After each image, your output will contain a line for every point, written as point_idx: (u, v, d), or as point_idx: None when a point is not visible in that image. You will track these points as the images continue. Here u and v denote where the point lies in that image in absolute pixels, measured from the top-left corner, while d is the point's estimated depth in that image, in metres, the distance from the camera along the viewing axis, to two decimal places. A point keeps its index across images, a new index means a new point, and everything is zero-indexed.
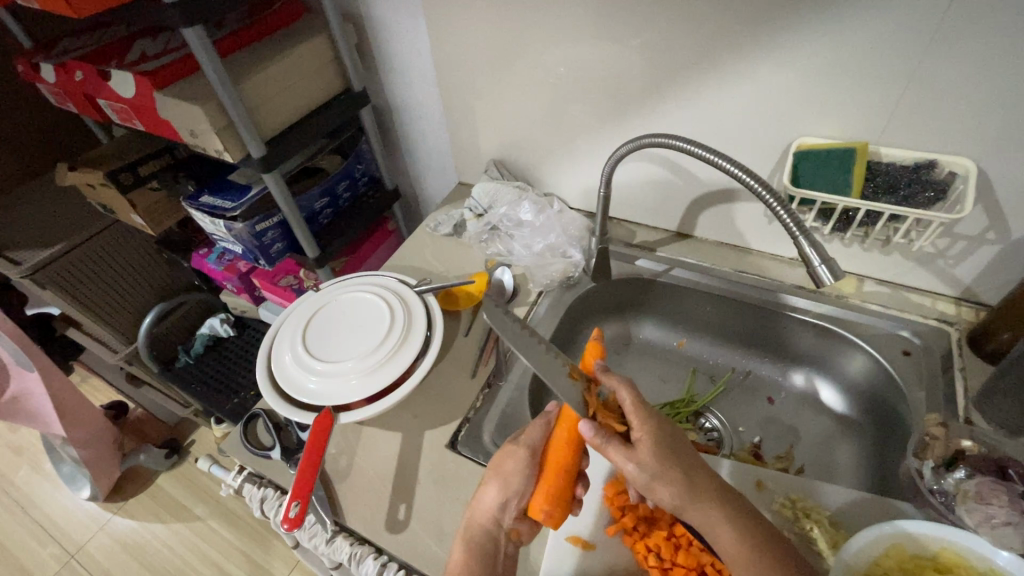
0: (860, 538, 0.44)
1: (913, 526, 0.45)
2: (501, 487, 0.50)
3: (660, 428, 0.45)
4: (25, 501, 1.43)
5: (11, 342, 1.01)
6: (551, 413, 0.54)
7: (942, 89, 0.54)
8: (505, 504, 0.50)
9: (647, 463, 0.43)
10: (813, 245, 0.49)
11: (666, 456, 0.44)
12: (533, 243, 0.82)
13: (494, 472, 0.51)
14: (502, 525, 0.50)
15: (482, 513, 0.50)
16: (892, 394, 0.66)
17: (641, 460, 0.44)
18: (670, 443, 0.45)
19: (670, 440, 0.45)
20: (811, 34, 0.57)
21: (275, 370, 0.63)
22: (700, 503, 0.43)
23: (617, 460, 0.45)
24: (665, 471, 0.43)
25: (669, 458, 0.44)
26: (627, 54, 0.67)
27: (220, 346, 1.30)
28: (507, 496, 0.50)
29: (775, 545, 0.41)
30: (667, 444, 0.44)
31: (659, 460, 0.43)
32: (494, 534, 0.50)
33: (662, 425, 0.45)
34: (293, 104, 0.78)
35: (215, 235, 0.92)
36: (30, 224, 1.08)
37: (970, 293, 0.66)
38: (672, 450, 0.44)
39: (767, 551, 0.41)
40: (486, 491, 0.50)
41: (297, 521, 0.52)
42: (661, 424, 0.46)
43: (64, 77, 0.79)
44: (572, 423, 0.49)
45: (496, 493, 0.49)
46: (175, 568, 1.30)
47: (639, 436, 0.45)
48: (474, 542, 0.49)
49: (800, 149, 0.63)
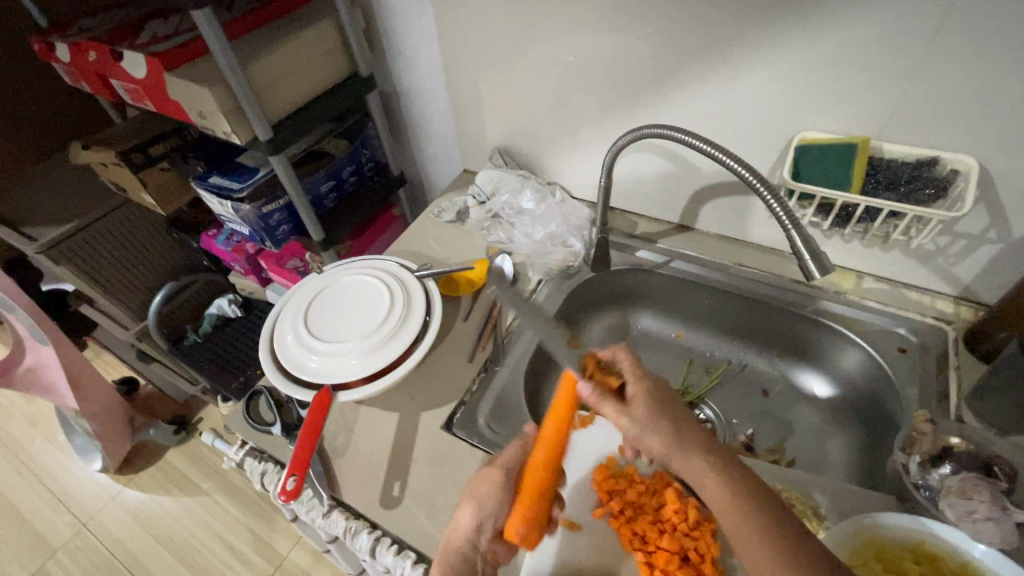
0: (840, 529, 0.45)
1: (894, 519, 0.45)
2: (476, 508, 0.50)
3: (654, 387, 0.48)
4: (40, 470, 1.48)
5: (27, 316, 1.04)
6: (529, 432, 0.54)
7: (948, 84, 0.54)
8: (480, 525, 0.49)
9: (639, 415, 0.46)
10: (805, 240, 0.49)
11: (656, 409, 0.46)
12: (533, 231, 0.83)
13: (469, 494, 0.51)
14: (479, 547, 0.49)
15: (458, 537, 0.48)
16: (885, 389, 0.66)
17: (633, 414, 0.46)
18: (661, 398, 0.47)
19: (663, 396, 0.47)
20: (817, 27, 0.56)
21: (278, 348, 0.65)
22: (687, 453, 0.43)
23: (612, 417, 0.48)
24: (655, 421, 0.45)
25: (659, 411, 0.46)
26: (631, 43, 0.67)
27: (228, 326, 1.33)
28: (483, 517, 0.49)
29: (765, 499, 0.39)
30: (659, 399, 0.47)
31: (649, 410, 0.46)
32: (471, 555, 0.49)
33: (656, 383, 0.48)
34: (300, 88, 0.79)
35: (223, 216, 0.93)
36: (45, 201, 1.10)
37: (969, 292, 0.66)
38: (663, 404, 0.46)
39: (755, 505, 0.39)
40: (462, 511, 0.50)
41: (295, 493, 0.55)
42: (657, 383, 0.49)
43: (78, 57, 0.81)
44: (568, 403, 0.52)
45: (472, 515, 0.49)
46: (182, 540, 1.34)
47: (634, 392, 0.48)
48: (453, 564, 0.47)
49: (802, 143, 0.63)
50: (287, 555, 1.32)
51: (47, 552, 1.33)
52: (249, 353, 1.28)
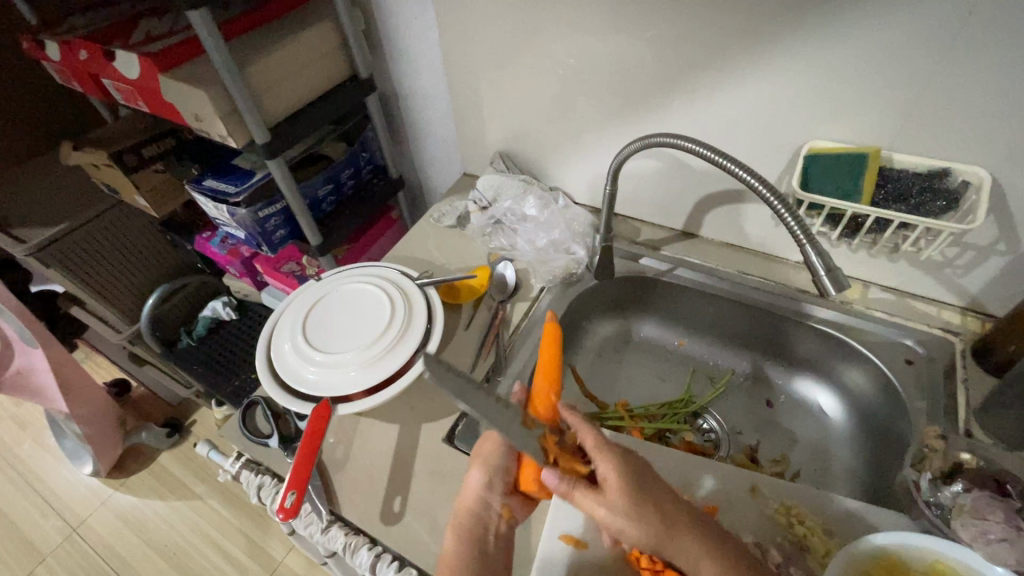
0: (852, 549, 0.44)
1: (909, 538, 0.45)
2: (483, 470, 0.53)
3: (624, 463, 0.46)
4: (29, 474, 1.45)
5: (16, 319, 1.02)
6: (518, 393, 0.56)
7: (961, 95, 0.53)
8: (491, 483, 0.53)
9: (618, 503, 0.44)
10: (819, 255, 0.48)
11: (634, 493, 0.44)
12: (536, 238, 0.82)
13: (476, 458, 0.55)
14: (491, 507, 0.52)
15: (468, 501, 0.52)
16: (891, 401, 0.65)
17: (611, 503, 0.44)
18: (637, 476, 0.45)
19: (637, 474, 0.46)
20: (828, 35, 0.55)
21: (275, 358, 0.63)
22: (677, 537, 0.43)
23: (586, 507, 0.45)
24: (638, 509, 0.44)
25: (639, 494, 0.44)
26: (636, 48, 0.66)
27: (222, 329, 1.31)
28: (492, 474, 0.53)
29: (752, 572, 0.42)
30: (634, 479, 0.45)
31: (628, 496, 0.44)
32: (483, 517, 0.52)
33: (626, 457, 0.47)
34: (298, 90, 0.78)
35: (218, 220, 0.91)
36: (34, 202, 1.07)
37: (977, 304, 0.65)
38: (641, 485, 0.45)
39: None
40: (470, 474, 0.53)
41: (293, 511, 0.53)
42: (627, 458, 0.47)
43: (68, 55, 0.78)
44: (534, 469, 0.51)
45: (479, 476, 0.52)
46: (174, 545, 1.32)
47: (606, 474, 0.45)
48: (463, 529, 0.50)
49: (811, 152, 0.62)
50: (282, 561, 1.30)
51: (37, 558, 1.31)
52: (243, 354, 1.26)
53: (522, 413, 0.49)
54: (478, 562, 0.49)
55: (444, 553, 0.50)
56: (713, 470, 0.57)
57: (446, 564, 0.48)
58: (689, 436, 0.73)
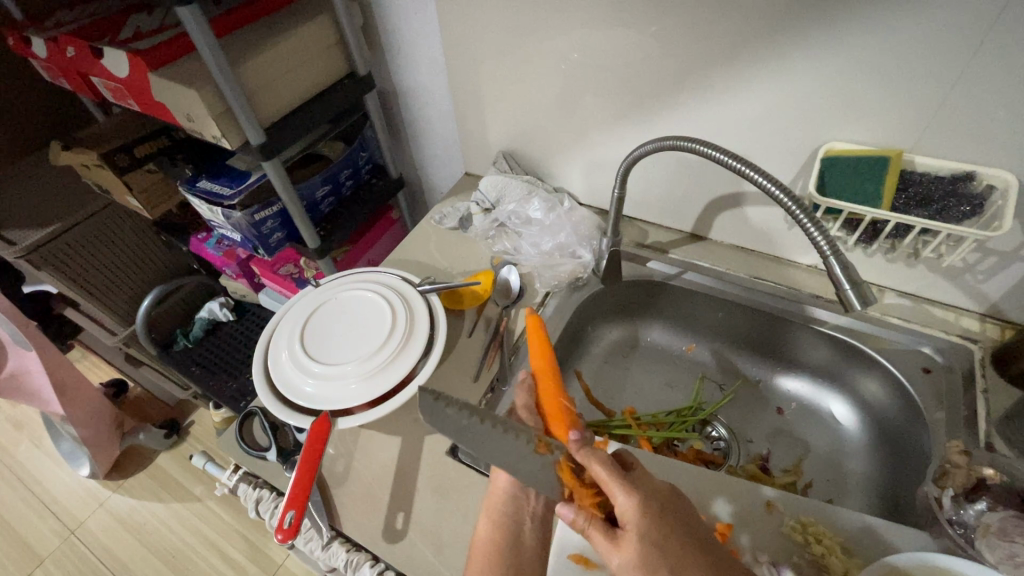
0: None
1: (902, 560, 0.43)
2: None
3: (645, 512, 0.41)
4: (26, 476, 1.43)
5: (8, 322, 1.00)
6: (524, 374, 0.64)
7: (989, 95, 0.50)
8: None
9: (631, 557, 0.40)
10: (844, 267, 0.46)
11: (653, 551, 0.40)
12: (541, 241, 0.79)
13: None
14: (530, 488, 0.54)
15: (502, 483, 0.54)
16: (910, 412, 0.63)
17: (624, 556, 0.41)
18: (657, 531, 0.41)
19: (661, 529, 0.41)
20: (850, 31, 0.52)
21: (272, 368, 0.61)
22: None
23: (602, 549, 0.43)
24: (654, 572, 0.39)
25: (656, 552, 0.40)
26: (646, 44, 0.63)
27: (219, 330, 1.28)
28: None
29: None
30: (656, 536, 0.40)
31: (644, 553, 0.40)
32: (519, 499, 0.54)
33: (651, 507, 0.42)
34: (295, 88, 0.75)
35: (212, 221, 0.89)
36: (25, 202, 1.05)
37: (997, 310, 0.63)
38: (662, 542, 0.40)
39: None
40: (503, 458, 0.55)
41: (292, 531, 0.50)
42: (653, 508, 0.42)
43: (55, 52, 0.75)
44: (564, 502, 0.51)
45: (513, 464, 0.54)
46: (174, 548, 1.31)
47: (624, 522, 0.42)
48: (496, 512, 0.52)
49: (828, 155, 0.60)
50: (282, 563, 1.29)
51: (34, 561, 1.29)
52: (240, 359, 1.23)
53: (533, 439, 0.50)
54: (512, 547, 0.50)
55: (478, 534, 0.52)
56: (725, 484, 0.55)
57: (481, 547, 0.50)
58: (698, 445, 0.71)
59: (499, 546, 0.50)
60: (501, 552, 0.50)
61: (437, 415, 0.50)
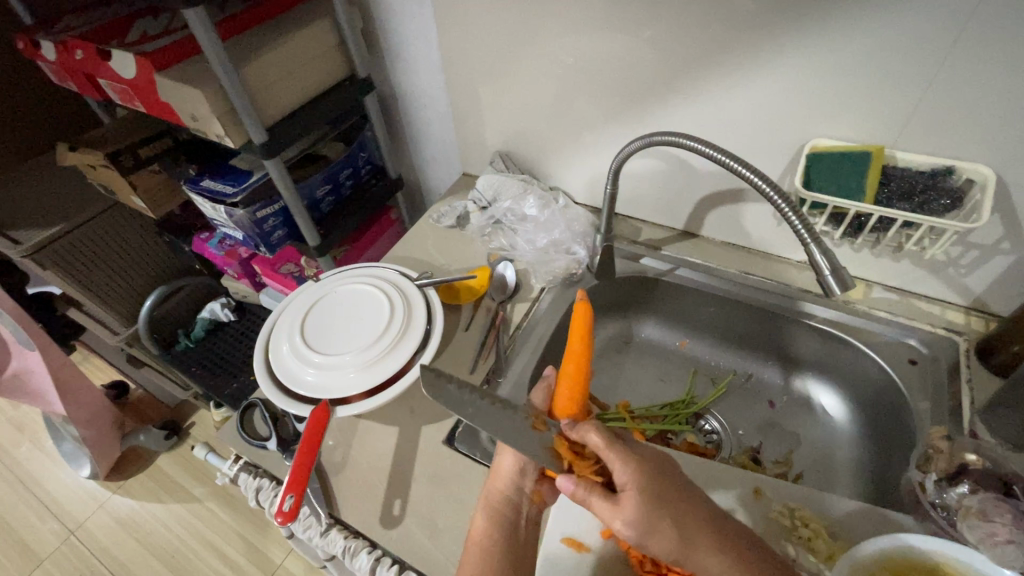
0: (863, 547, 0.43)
1: (909, 539, 0.44)
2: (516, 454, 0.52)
3: (643, 471, 0.44)
4: (26, 477, 1.44)
5: (13, 321, 1.01)
6: (548, 373, 0.61)
7: (964, 92, 0.52)
8: (523, 470, 0.53)
9: (634, 513, 0.42)
10: (824, 254, 0.48)
11: (653, 504, 0.42)
12: (536, 238, 0.81)
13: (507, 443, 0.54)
14: (524, 490, 0.53)
15: (500, 483, 0.53)
16: (895, 404, 0.65)
17: (627, 513, 0.42)
18: (656, 487, 0.43)
19: (655, 483, 0.43)
20: (831, 31, 0.54)
21: (273, 359, 0.62)
22: (698, 552, 0.41)
23: (603, 514, 0.44)
24: (655, 520, 0.42)
25: (659, 506, 0.42)
26: (637, 47, 0.65)
27: (220, 330, 1.29)
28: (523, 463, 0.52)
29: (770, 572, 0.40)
30: (653, 490, 0.43)
31: (646, 507, 0.42)
32: (514, 500, 0.53)
33: (647, 467, 0.44)
34: (297, 89, 0.77)
35: (215, 220, 0.91)
36: (31, 203, 1.07)
37: (980, 303, 0.65)
38: (659, 493, 0.43)
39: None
40: (501, 459, 0.53)
41: (292, 514, 0.52)
42: (647, 466, 0.44)
43: (63, 54, 0.78)
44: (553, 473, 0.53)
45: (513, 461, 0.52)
46: (173, 548, 1.31)
47: (623, 483, 0.44)
48: (494, 508, 0.51)
49: (813, 151, 0.62)
50: (281, 563, 1.29)
51: (34, 561, 1.30)
52: (241, 358, 1.24)
53: (531, 416, 0.52)
54: (509, 546, 0.50)
55: (475, 531, 0.50)
56: (717, 473, 0.57)
57: (478, 542, 0.49)
58: (691, 437, 0.72)
59: (498, 544, 0.49)
60: (499, 548, 0.49)
61: (440, 390, 0.51)
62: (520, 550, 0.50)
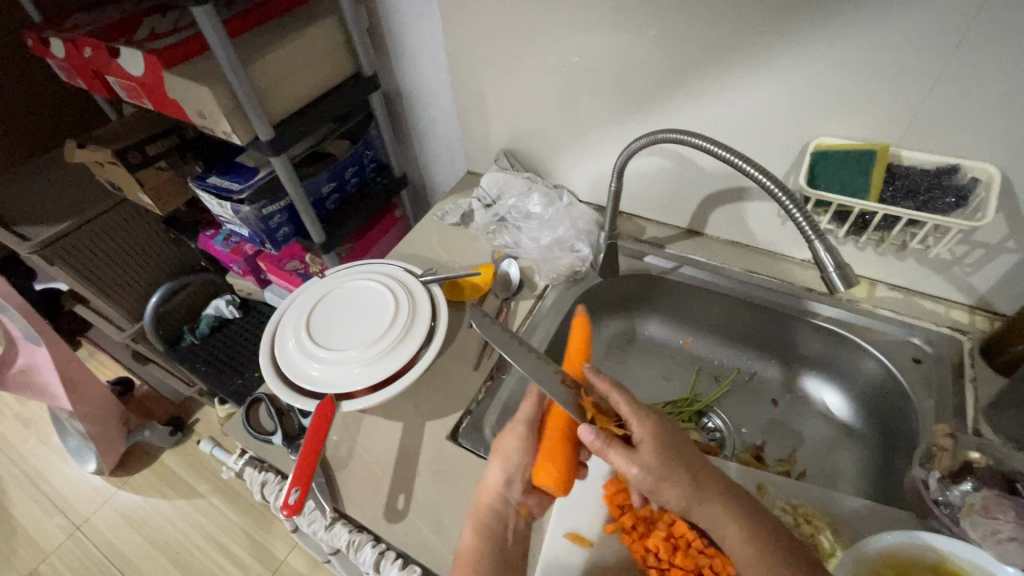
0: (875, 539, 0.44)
1: (918, 536, 0.43)
2: (502, 464, 0.53)
3: (660, 428, 0.46)
4: (33, 472, 1.45)
5: (21, 318, 1.01)
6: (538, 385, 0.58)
7: (969, 92, 0.52)
8: (510, 480, 0.52)
9: (651, 463, 0.44)
10: (829, 251, 0.48)
11: (668, 456, 0.44)
12: (541, 236, 0.82)
13: (495, 452, 0.54)
14: (510, 502, 0.52)
15: (489, 496, 0.52)
16: (898, 400, 0.65)
17: (644, 461, 0.44)
18: (670, 441, 0.45)
19: (670, 438, 0.46)
20: (835, 30, 0.55)
21: (279, 355, 0.63)
22: (705, 499, 0.43)
23: (618, 464, 0.45)
24: (670, 469, 0.44)
25: (673, 457, 0.44)
26: (642, 45, 0.65)
27: (225, 328, 1.30)
28: (511, 473, 0.52)
29: (773, 531, 0.42)
30: (668, 443, 0.45)
31: (661, 459, 0.44)
32: (501, 513, 0.52)
33: (663, 425, 0.47)
34: (304, 86, 0.77)
35: (222, 217, 0.91)
36: (39, 200, 1.08)
37: (985, 302, 0.65)
38: (672, 448, 0.45)
39: (780, 545, 0.41)
40: (487, 471, 0.53)
41: (297, 508, 0.52)
42: (663, 424, 0.47)
43: (72, 52, 0.78)
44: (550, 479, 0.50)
45: (500, 472, 0.52)
46: (178, 544, 1.32)
47: (641, 437, 0.45)
48: (482, 522, 0.50)
49: (818, 149, 0.62)
50: (284, 560, 1.30)
51: (40, 556, 1.31)
52: (246, 355, 1.25)
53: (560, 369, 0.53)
54: (497, 564, 0.48)
55: (462, 546, 0.49)
56: (718, 470, 0.57)
57: (464, 557, 0.47)
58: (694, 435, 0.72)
59: (483, 557, 0.48)
60: (486, 559, 0.47)
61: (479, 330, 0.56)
62: (509, 562, 0.49)
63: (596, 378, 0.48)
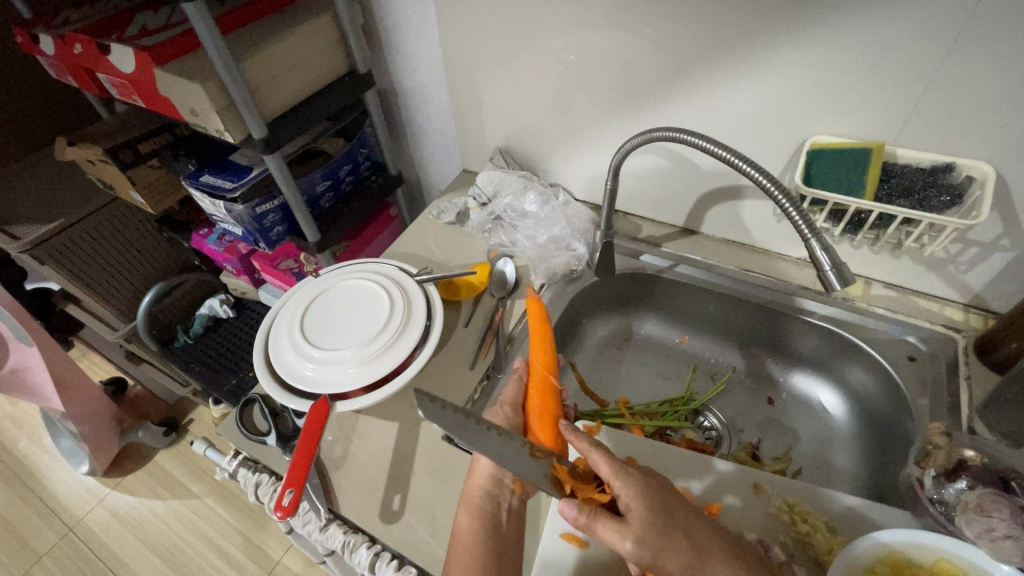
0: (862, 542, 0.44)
1: (912, 535, 0.44)
2: None
3: (647, 489, 0.45)
4: (24, 473, 1.43)
5: (11, 318, 1.00)
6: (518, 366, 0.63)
7: (965, 90, 0.52)
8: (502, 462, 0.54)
9: (645, 534, 0.42)
10: (825, 249, 0.48)
11: (659, 522, 0.43)
12: (536, 234, 0.81)
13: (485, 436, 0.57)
14: (503, 484, 0.54)
15: (479, 478, 0.53)
16: (894, 399, 0.65)
17: (637, 534, 0.42)
18: (658, 504, 0.44)
19: (657, 501, 0.45)
20: (831, 29, 0.55)
21: (273, 355, 0.62)
22: (705, 563, 0.43)
23: (610, 539, 0.43)
24: (665, 539, 0.43)
25: (665, 523, 0.43)
26: (638, 43, 0.65)
27: (219, 327, 1.29)
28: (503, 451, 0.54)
29: None
30: (657, 508, 0.44)
31: (654, 528, 0.43)
32: (494, 494, 0.53)
33: (648, 485, 0.45)
34: (298, 83, 0.77)
35: (214, 215, 0.90)
36: (29, 199, 1.06)
37: (979, 300, 0.65)
38: (662, 511, 0.44)
39: None
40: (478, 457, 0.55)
41: (291, 509, 0.51)
42: (647, 483, 0.46)
43: (62, 48, 0.77)
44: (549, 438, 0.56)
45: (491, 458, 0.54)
46: (172, 545, 1.31)
47: (628, 504, 0.44)
48: (476, 506, 0.51)
49: (814, 148, 0.62)
50: (279, 560, 1.29)
51: (32, 557, 1.30)
52: (240, 354, 1.24)
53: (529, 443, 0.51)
54: (490, 542, 0.49)
55: (458, 529, 0.50)
56: (715, 468, 0.57)
57: (461, 539, 0.49)
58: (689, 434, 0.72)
59: (476, 539, 0.49)
60: (479, 541, 0.49)
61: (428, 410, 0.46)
62: (504, 546, 0.50)
63: (575, 441, 0.47)
